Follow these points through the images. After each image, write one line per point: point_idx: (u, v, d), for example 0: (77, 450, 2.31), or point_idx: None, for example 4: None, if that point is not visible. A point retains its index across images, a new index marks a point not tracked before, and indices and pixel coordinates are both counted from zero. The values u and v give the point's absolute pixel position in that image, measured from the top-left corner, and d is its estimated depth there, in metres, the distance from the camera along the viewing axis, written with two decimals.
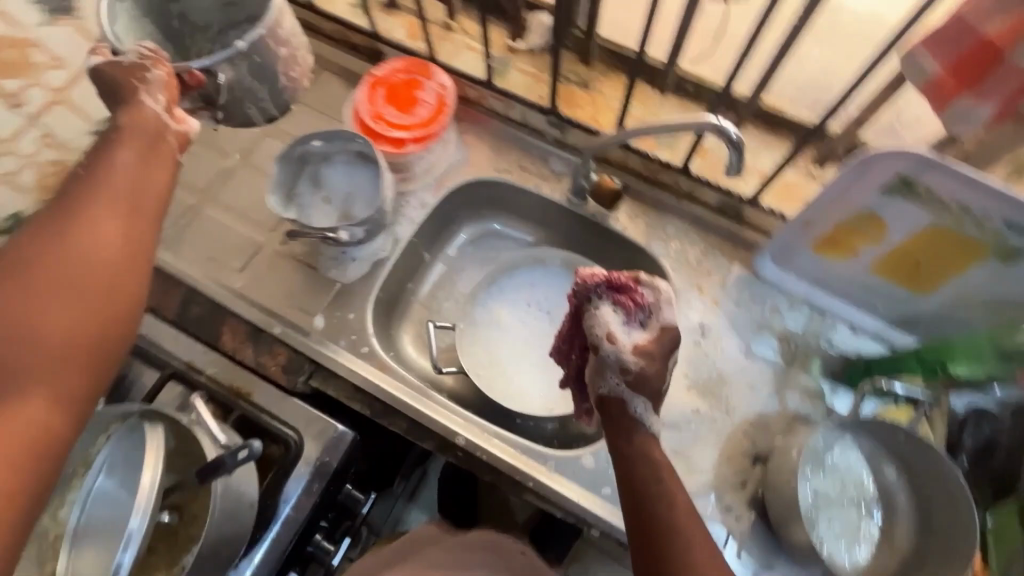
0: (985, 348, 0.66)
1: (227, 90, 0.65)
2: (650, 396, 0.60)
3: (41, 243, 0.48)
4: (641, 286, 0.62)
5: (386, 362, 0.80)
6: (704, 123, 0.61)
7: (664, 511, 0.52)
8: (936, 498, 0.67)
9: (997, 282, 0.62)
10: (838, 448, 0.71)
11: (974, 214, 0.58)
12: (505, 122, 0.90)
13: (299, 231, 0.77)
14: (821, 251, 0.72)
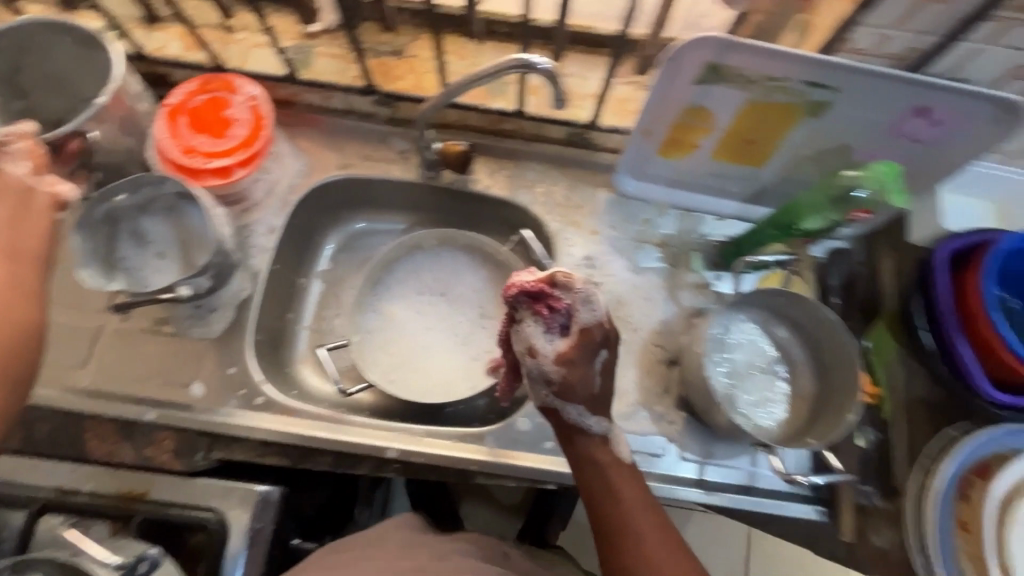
0: (821, 199, 0.65)
1: (98, 145, 0.69)
2: (580, 400, 0.60)
3: None
4: (555, 289, 0.59)
5: (289, 404, 0.73)
6: (518, 62, 0.59)
7: (607, 507, 0.58)
8: (823, 340, 0.73)
9: (814, 135, 0.67)
10: (734, 326, 0.77)
11: (779, 80, 0.61)
12: (330, 114, 0.84)
13: (129, 303, 0.67)
14: (667, 153, 0.75)
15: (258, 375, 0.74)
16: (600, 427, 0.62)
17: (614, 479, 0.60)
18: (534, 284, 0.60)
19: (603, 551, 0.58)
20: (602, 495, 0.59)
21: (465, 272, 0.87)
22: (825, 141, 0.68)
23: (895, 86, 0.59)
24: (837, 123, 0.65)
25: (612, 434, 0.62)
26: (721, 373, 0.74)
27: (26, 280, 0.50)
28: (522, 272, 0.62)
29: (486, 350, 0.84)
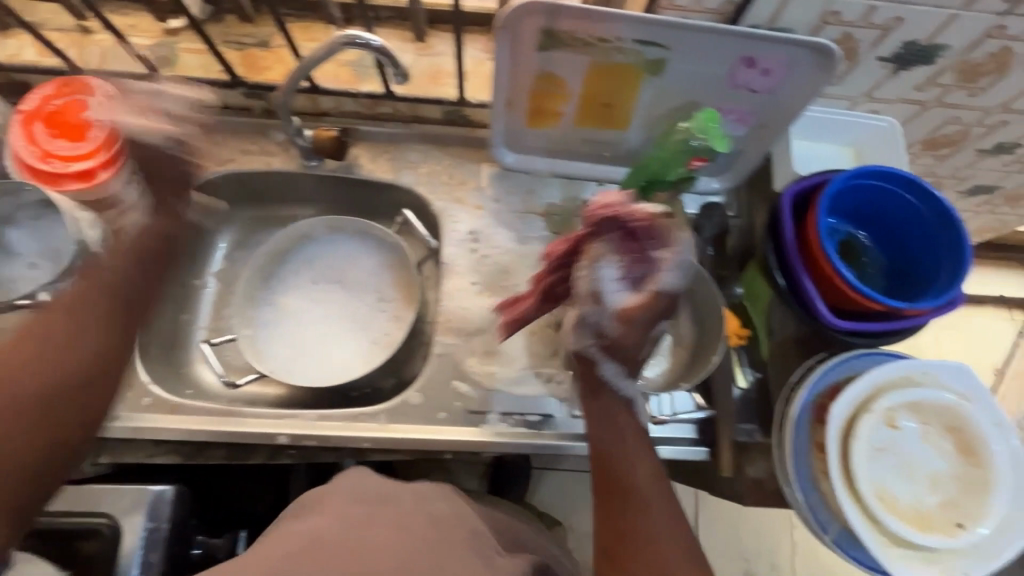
0: (668, 159, 0.66)
1: None
2: (617, 358, 0.63)
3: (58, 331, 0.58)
4: (657, 236, 0.60)
5: (176, 402, 0.72)
6: (338, 39, 0.61)
7: (626, 470, 0.59)
8: (694, 290, 0.77)
9: (661, 94, 0.70)
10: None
11: (612, 41, 0.63)
12: (204, 111, 0.83)
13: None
14: (535, 123, 0.77)
15: (143, 376, 0.73)
16: (627, 390, 0.64)
17: (635, 454, 0.61)
18: (639, 221, 0.61)
19: (602, 508, 0.59)
20: (608, 465, 0.60)
21: (360, 256, 0.87)
22: (673, 98, 0.71)
23: (718, 40, 0.63)
24: (679, 79, 0.68)
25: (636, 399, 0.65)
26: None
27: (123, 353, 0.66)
28: (620, 200, 0.62)
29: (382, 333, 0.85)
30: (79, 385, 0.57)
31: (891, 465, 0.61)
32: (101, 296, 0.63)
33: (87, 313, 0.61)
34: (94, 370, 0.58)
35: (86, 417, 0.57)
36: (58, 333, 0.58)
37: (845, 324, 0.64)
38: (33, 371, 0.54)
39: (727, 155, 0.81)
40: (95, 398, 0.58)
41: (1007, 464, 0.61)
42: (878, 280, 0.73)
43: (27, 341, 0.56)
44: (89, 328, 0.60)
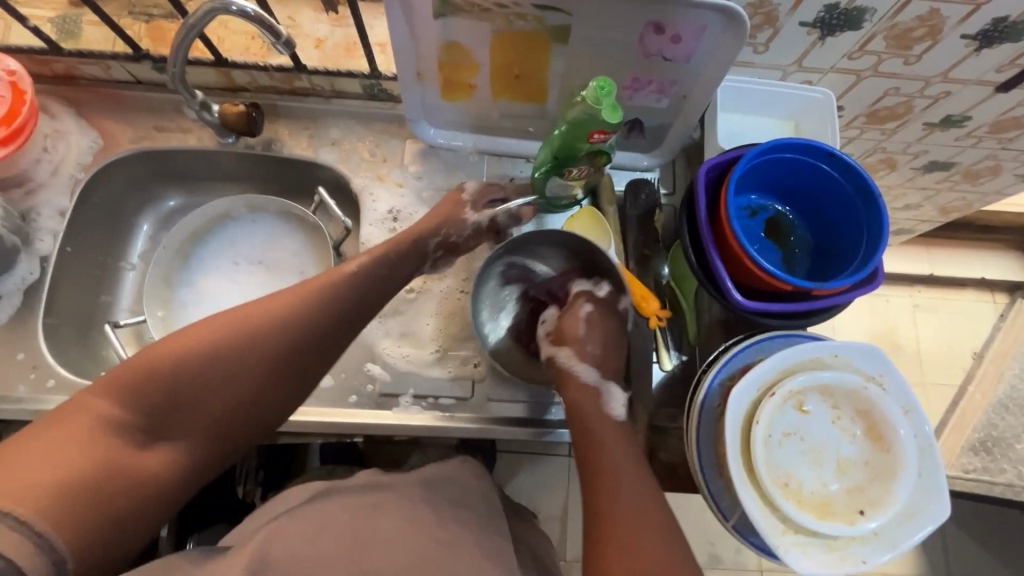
0: (566, 136, 0.65)
1: None
2: (575, 346, 0.68)
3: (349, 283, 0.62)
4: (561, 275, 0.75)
5: (80, 383, 0.71)
6: (214, 3, 0.60)
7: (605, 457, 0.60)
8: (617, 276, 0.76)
9: (572, 62, 0.67)
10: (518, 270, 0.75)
11: (510, 7, 0.60)
12: (115, 86, 0.81)
13: None
14: (449, 96, 0.74)
15: (49, 358, 0.72)
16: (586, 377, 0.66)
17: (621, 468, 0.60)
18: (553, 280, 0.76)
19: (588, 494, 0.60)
20: (600, 489, 0.58)
21: (285, 236, 0.85)
22: (585, 67, 0.67)
23: (623, 5, 0.59)
24: (589, 48, 0.64)
25: (604, 388, 0.66)
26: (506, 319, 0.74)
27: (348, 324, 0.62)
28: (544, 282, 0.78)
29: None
30: (332, 329, 0.60)
31: (796, 450, 0.59)
32: (384, 248, 0.67)
33: (381, 270, 0.66)
34: (351, 315, 0.62)
35: (286, 393, 0.57)
36: (337, 291, 0.61)
37: (756, 306, 0.61)
38: (265, 333, 0.56)
39: (654, 128, 0.77)
40: (318, 367, 0.60)
41: (915, 449, 0.59)
42: (804, 260, 0.69)
43: (271, 299, 0.59)
44: (372, 271, 0.65)
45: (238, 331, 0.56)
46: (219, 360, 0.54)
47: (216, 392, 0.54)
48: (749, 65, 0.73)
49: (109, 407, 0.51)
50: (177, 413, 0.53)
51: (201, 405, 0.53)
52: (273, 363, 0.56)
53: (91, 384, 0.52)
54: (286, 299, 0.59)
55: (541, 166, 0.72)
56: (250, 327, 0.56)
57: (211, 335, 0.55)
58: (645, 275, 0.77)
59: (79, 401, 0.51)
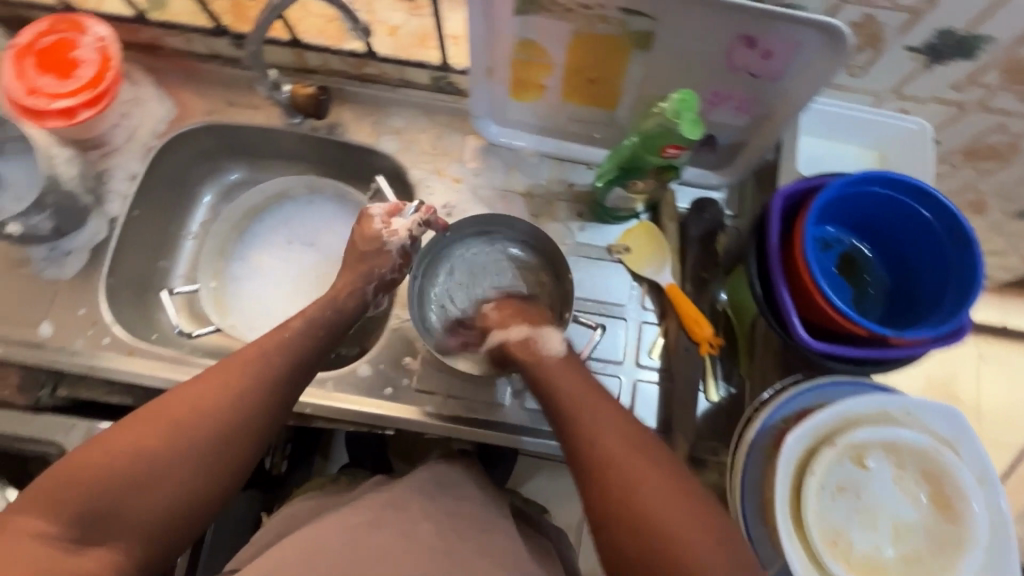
0: (637, 146, 0.62)
1: None
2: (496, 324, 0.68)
3: (293, 350, 0.61)
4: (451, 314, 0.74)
5: (134, 345, 0.74)
6: None
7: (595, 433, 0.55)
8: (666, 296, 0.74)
9: (651, 70, 0.64)
10: (441, 277, 0.77)
11: (594, 8, 0.57)
12: (195, 59, 0.83)
13: None
14: (518, 96, 0.72)
15: (108, 317, 0.75)
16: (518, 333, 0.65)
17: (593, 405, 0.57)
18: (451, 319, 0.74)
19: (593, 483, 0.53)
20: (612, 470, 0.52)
21: (337, 219, 0.86)
22: (663, 77, 0.64)
23: (715, 13, 0.55)
24: (670, 58, 0.62)
25: (537, 333, 0.65)
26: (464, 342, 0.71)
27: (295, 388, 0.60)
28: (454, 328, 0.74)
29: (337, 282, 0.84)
30: (278, 394, 0.58)
31: (851, 508, 0.55)
32: (319, 310, 0.66)
33: (317, 330, 0.64)
34: (291, 386, 0.59)
35: (231, 479, 0.54)
36: (273, 364, 0.59)
37: (823, 347, 0.57)
38: (212, 408, 0.53)
39: (728, 146, 0.73)
40: (263, 447, 0.56)
41: (987, 527, 0.54)
42: (878, 303, 0.65)
43: (204, 383, 0.55)
44: (308, 340, 0.63)
45: (173, 422, 0.52)
46: (156, 456, 0.50)
47: (163, 481, 0.50)
48: (840, 89, 0.69)
49: (43, 522, 0.46)
50: (115, 524, 0.48)
51: (149, 498, 0.49)
52: (224, 437, 0.53)
53: (18, 499, 0.48)
54: (220, 379, 0.55)
55: (604, 174, 0.69)
56: (186, 415, 0.52)
57: (139, 429, 0.50)
58: (701, 299, 0.74)
59: (3, 525, 0.46)
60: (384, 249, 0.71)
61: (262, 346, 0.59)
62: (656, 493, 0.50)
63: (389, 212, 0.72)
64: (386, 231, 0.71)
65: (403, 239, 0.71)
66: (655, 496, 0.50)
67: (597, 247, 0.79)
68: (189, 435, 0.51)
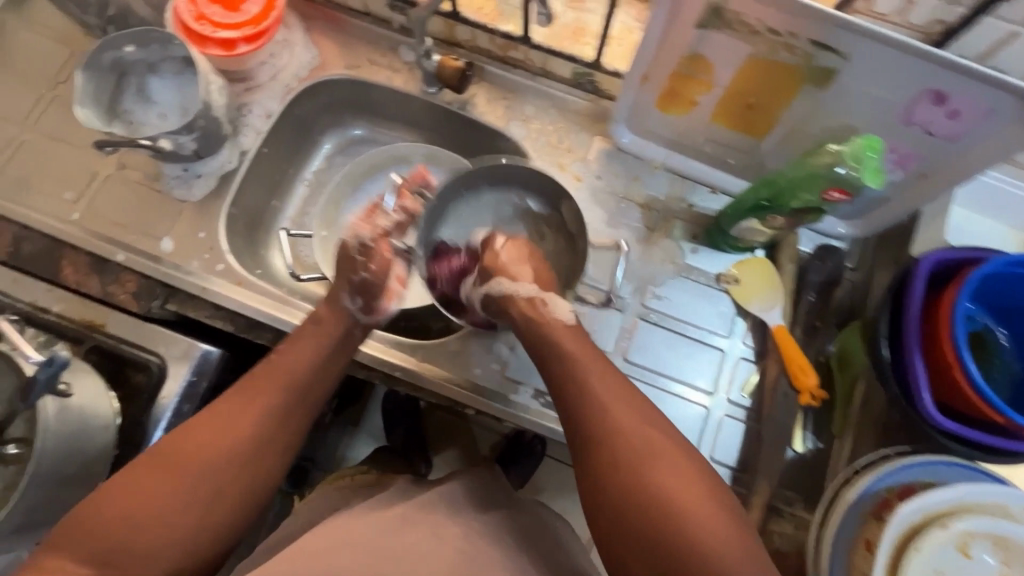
0: (800, 179, 0.60)
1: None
2: (506, 271, 0.70)
3: (275, 377, 0.62)
4: (455, 262, 0.75)
5: (243, 276, 0.76)
6: None
7: (608, 422, 0.55)
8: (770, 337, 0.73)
9: (819, 110, 0.62)
10: (450, 225, 0.78)
11: (784, 36, 0.56)
12: (347, 12, 0.84)
13: (109, 140, 0.66)
14: (664, 107, 0.71)
15: (223, 245, 0.78)
16: (527, 291, 0.68)
17: (620, 412, 0.55)
18: (448, 273, 0.75)
19: (621, 472, 0.52)
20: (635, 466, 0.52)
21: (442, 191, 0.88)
22: (829, 119, 0.63)
23: (913, 64, 0.54)
24: (844, 101, 0.60)
25: (544, 296, 0.67)
26: (472, 284, 0.73)
27: (292, 409, 0.62)
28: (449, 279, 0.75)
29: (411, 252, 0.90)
30: (274, 416, 0.60)
31: None
32: (310, 337, 0.66)
33: (312, 351, 0.65)
34: (286, 410, 0.61)
35: (237, 505, 0.56)
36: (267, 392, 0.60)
37: (949, 426, 0.55)
38: (212, 442, 0.55)
39: (871, 199, 0.70)
40: (262, 466, 0.58)
41: None
42: (1005, 388, 0.62)
43: (198, 422, 0.57)
44: (299, 364, 0.64)
45: (172, 466, 0.54)
46: (166, 490, 0.52)
47: (179, 513, 0.52)
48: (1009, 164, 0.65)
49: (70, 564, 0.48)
50: (135, 558, 0.50)
51: (169, 530, 0.51)
52: (228, 461, 0.56)
53: (44, 547, 0.49)
54: (213, 417, 0.57)
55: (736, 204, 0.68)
56: (184, 454, 0.54)
57: (145, 472, 0.52)
58: (807, 347, 0.72)
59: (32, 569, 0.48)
60: (355, 256, 0.74)
61: (247, 376, 0.61)
62: (676, 476, 0.51)
63: (367, 221, 0.77)
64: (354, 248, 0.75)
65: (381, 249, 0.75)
66: (676, 483, 0.50)
67: (706, 273, 0.77)
68: (192, 467, 0.54)
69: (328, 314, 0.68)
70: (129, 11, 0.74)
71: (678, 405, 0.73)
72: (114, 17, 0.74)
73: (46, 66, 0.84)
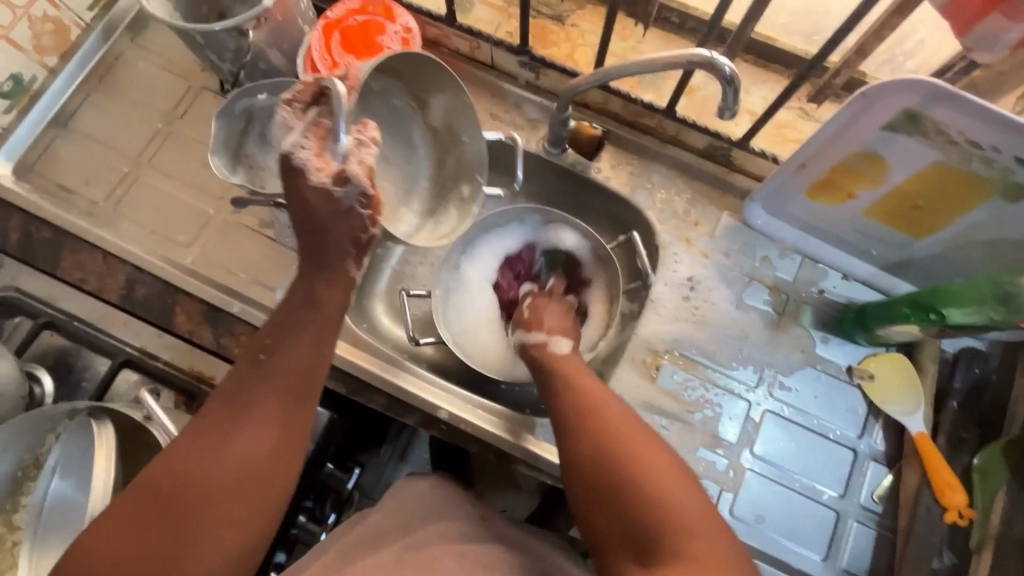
0: (984, 290, 0.60)
1: (254, 47, 0.70)
2: (525, 317, 0.74)
3: (267, 375, 0.54)
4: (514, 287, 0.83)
5: (359, 336, 0.73)
6: (697, 57, 0.54)
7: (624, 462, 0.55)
8: (907, 445, 0.70)
9: (999, 221, 0.59)
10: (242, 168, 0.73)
11: (984, 149, 0.54)
12: (472, 64, 0.81)
13: (243, 199, 0.68)
14: (815, 194, 0.68)
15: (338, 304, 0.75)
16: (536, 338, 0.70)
17: (551, 389, 0.65)
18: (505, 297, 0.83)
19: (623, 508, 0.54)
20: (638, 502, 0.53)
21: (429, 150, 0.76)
22: (1011, 229, 0.60)
23: None
24: None
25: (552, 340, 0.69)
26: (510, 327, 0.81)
27: (305, 403, 0.55)
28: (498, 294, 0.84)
29: (408, 222, 0.74)
30: (285, 416, 0.54)
31: None
32: (305, 327, 0.57)
33: (305, 339, 0.56)
34: (289, 412, 0.54)
35: (266, 511, 0.52)
36: (265, 398, 0.53)
37: None
38: (221, 456, 0.50)
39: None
40: (285, 467, 0.53)
41: None
42: None
43: (194, 440, 0.51)
44: (294, 358, 0.55)
45: (177, 495, 0.48)
46: (181, 513, 0.48)
47: (205, 533, 0.48)
48: None
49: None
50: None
51: (197, 551, 0.48)
52: (244, 471, 0.51)
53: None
54: (213, 433, 0.51)
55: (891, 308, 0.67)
56: (189, 479, 0.49)
57: (149, 495, 0.48)
58: (951, 459, 0.68)
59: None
60: (352, 209, 0.59)
61: (238, 374, 0.54)
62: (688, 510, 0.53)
63: (318, 154, 0.57)
64: (333, 180, 0.57)
65: (361, 174, 0.57)
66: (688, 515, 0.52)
67: (838, 364, 0.74)
68: (203, 483, 0.49)
69: (328, 297, 0.59)
70: (262, 57, 0.72)
71: (807, 506, 0.70)
72: (247, 61, 0.73)
73: (162, 100, 0.82)
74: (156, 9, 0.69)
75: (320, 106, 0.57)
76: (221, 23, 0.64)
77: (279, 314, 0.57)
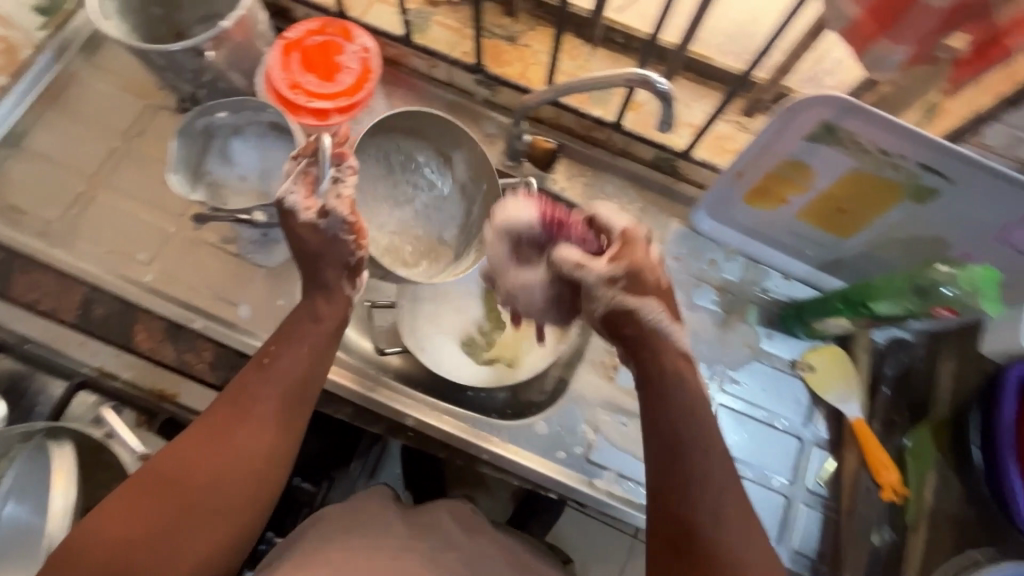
0: (904, 286, 0.65)
1: (213, 67, 0.71)
2: (651, 292, 0.58)
3: (268, 379, 0.55)
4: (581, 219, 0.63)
5: None
6: (633, 77, 0.59)
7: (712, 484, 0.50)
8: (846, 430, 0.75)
9: (912, 221, 0.66)
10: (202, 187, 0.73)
11: (893, 156, 0.60)
12: (430, 82, 0.84)
13: (206, 215, 0.68)
14: (752, 201, 0.73)
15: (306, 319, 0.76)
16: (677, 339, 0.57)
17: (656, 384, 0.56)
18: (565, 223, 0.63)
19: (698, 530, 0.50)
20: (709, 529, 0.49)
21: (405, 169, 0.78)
22: (921, 228, 0.66)
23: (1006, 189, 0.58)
24: (940, 216, 0.64)
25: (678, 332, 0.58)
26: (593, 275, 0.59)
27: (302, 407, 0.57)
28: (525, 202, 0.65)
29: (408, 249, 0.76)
30: (284, 419, 0.55)
31: None
32: (305, 336, 0.59)
33: (305, 346, 0.58)
34: (288, 415, 0.56)
35: (260, 510, 0.53)
36: (266, 400, 0.55)
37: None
38: (222, 454, 0.52)
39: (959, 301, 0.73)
40: (280, 468, 0.55)
41: None
42: None
43: (196, 440, 0.52)
44: (296, 363, 0.57)
45: (175, 492, 0.50)
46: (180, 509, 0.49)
47: (202, 528, 0.50)
48: None
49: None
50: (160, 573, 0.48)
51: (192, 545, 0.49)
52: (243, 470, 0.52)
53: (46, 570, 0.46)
54: (215, 432, 0.53)
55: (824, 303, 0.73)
56: (190, 475, 0.50)
57: (150, 491, 0.49)
58: (886, 440, 0.74)
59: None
60: (338, 238, 0.60)
61: (241, 377, 0.56)
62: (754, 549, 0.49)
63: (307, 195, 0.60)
64: (317, 216, 0.59)
65: (341, 207, 0.59)
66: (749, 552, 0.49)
67: (781, 358, 0.79)
68: (203, 481, 0.51)
69: (327, 311, 0.61)
70: (221, 77, 0.74)
71: (760, 493, 0.74)
72: (206, 81, 0.74)
73: (119, 118, 0.82)
74: (113, 28, 0.70)
75: (309, 155, 0.60)
76: (178, 44, 0.65)
77: (282, 324, 0.60)
